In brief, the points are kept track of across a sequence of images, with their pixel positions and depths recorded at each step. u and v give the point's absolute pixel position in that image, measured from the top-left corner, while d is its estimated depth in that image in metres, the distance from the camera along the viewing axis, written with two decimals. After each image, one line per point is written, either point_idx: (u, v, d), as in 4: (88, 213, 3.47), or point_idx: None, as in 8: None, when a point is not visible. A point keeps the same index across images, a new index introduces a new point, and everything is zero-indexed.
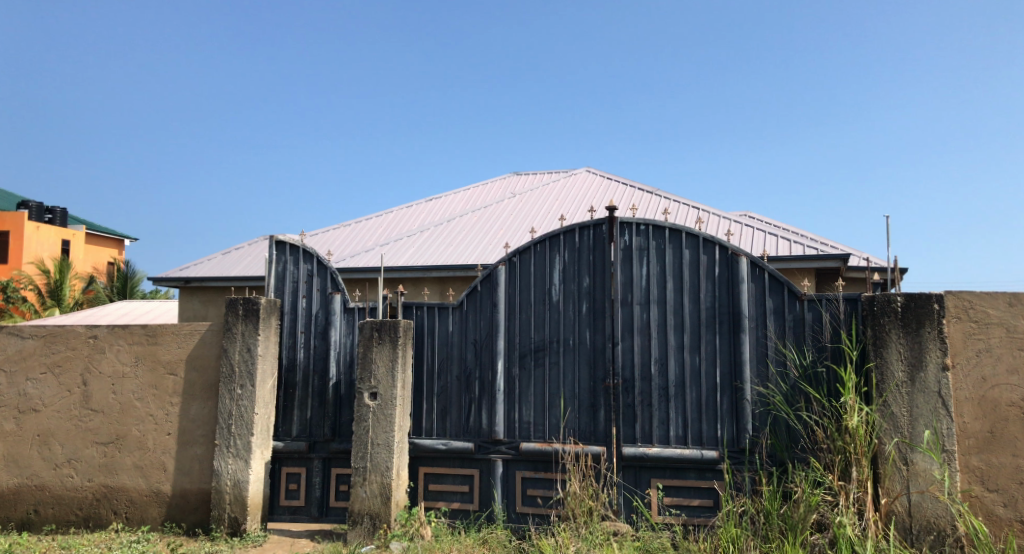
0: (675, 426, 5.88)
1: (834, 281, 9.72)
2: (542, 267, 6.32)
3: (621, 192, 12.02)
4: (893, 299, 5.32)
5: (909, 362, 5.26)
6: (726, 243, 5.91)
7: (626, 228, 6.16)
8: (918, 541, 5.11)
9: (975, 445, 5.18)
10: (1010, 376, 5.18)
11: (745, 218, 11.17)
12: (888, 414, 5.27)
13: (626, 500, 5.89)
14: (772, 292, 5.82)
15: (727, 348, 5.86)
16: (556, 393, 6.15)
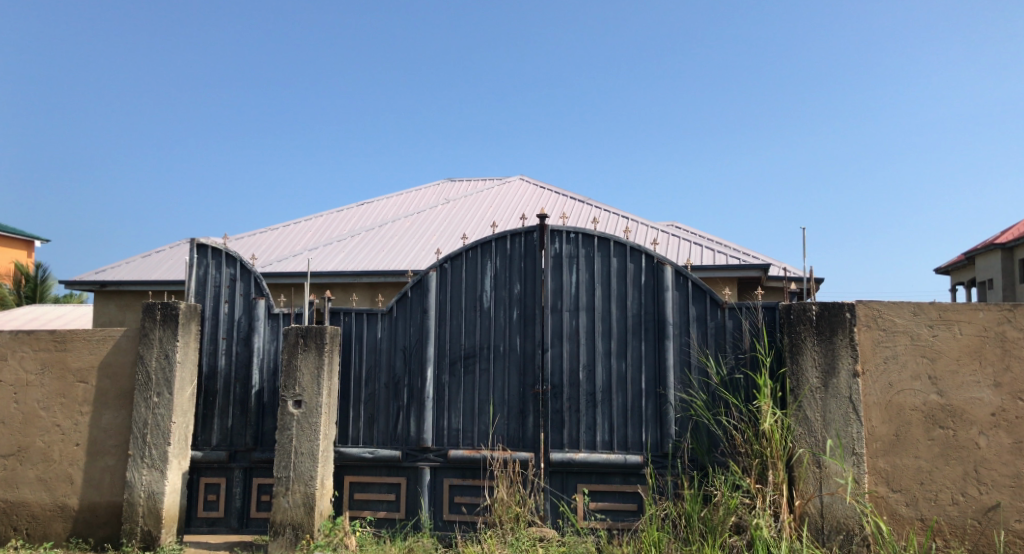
0: (602, 431, 5.95)
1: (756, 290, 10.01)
2: (473, 273, 6.32)
3: (553, 200, 12.12)
4: (809, 307, 5.51)
5: (822, 369, 5.45)
6: (652, 251, 6.02)
7: (557, 236, 6.22)
8: (829, 540, 5.29)
9: (881, 448, 5.39)
10: (914, 382, 5.41)
11: (673, 228, 11.41)
12: (803, 418, 5.45)
13: (553, 505, 5.93)
14: (695, 300, 5.94)
15: (652, 354, 5.96)
16: (485, 400, 6.16)
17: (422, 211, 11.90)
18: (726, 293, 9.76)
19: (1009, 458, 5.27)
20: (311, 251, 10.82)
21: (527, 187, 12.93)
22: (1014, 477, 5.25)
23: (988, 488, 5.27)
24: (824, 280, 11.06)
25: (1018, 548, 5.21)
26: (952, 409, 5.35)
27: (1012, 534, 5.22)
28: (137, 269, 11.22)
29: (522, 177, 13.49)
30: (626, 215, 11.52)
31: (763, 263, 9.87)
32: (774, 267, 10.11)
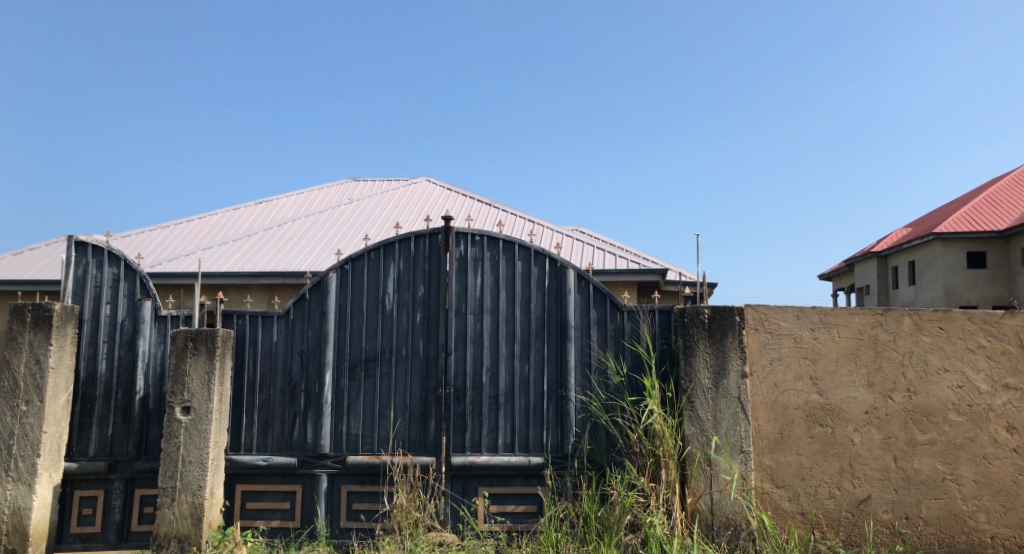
0: (503, 434, 5.93)
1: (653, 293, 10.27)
2: (376, 275, 6.19)
3: (459, 202, 12.09)
4: (702, 311, 5.64)
5: (713, 370, 5.59)
6: (555, 255, 6.03)
7: (461, 238, 6.15)
8: (718, 536, 5.44)
9: (767, 446, 5.57)
10: (797, 382, 5.61)
11: (576, 232, 11.58)
12: (695, 418, 5.58)
13: (453, 510, 5.86)
14: (595, 303, 6.00)
15: (554, 357, 5.98)
16: (386, 404, 6.05)
17: (325, 211, 11.65)
18: (626, 295, 9.90)
19: (880, 453, 5.56)
20: (206, 251, 10.44)
21: (433, 188, 12.85)
22: (883, 471, 5.55)
23: (861, 481, 5.54)
24: (717, 286, 11.44)
25: (885, 537, 5.52)
26: (831, 408, 5.60)
27: (879, 524, 5.53)
28: (11, 268, 10.56)
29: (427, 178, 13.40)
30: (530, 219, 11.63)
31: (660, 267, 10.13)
32: (671, 272, 10.39)
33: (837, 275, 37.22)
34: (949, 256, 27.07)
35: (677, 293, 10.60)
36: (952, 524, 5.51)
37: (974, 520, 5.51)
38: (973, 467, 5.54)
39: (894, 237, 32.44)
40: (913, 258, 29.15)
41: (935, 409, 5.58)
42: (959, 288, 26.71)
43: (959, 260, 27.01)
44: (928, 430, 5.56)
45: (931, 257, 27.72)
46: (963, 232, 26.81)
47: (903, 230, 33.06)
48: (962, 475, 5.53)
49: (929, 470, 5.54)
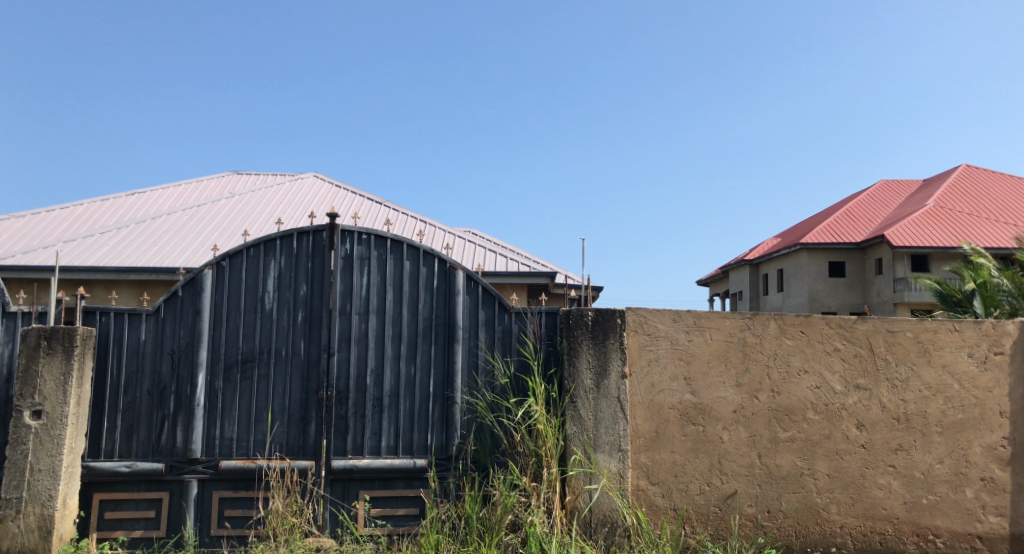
0: (387, 436, 5.81)
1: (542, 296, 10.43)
2: (255, 272, 5.94)
3: (347, 200, 11.84)
4: (585, 313, 5.74)
5: (595, 371, 5.70)
6: (444, 255, 5.95)
7: (347, 236, 5.97)
8: (596, 532, 5.55)
9: (643, 444, 5.73)
10: (673, 383, 5.79)
11: (466, 233, 11.58)
12: (577, 417, 5.68)
13: (332, 514, 5.70)
14: (484, 304, 5.97)
15: (441, 359, 5.90)
16: (263, 407, 5.82)
17: (204, 205, 11.14)
18: (515, 297, 10.02)
19: (746, 450, 5.81)
20: (66, 244, 9.78)
21: (321, 185, 12.52)
22: (749, 467, 5.80)
23: (728, 477, 5.78)
24: (601, 290, 11.72)
25: (749, 529, 5.78)
26: (702, 407, 5.80)
27: (744, 517, 5.78)
28: None
29: (316, 175, 13.04)
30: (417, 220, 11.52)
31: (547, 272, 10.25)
32: (560, 274, 10.54)
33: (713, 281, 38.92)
34: (812, 265, 28.75)
35: (563, 296, 10.76)
36: (808, 516, 5.81)
37: (826, 512, 5.82)
38: (828, 462, 5.86)
39: (765, 246, 34.23)
40: (781, 265, 30.84)
41: (795, 408, 5.87)
42: (823, 296, 28.47)
43: (822, 269, 28.76)
44: (789, 428, 5.85)
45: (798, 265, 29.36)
46: (828, 242, 28.52)
47: (773, 240, 34.94)
48: (818, 470, 5.85)
49: (789, 465, 5.83)
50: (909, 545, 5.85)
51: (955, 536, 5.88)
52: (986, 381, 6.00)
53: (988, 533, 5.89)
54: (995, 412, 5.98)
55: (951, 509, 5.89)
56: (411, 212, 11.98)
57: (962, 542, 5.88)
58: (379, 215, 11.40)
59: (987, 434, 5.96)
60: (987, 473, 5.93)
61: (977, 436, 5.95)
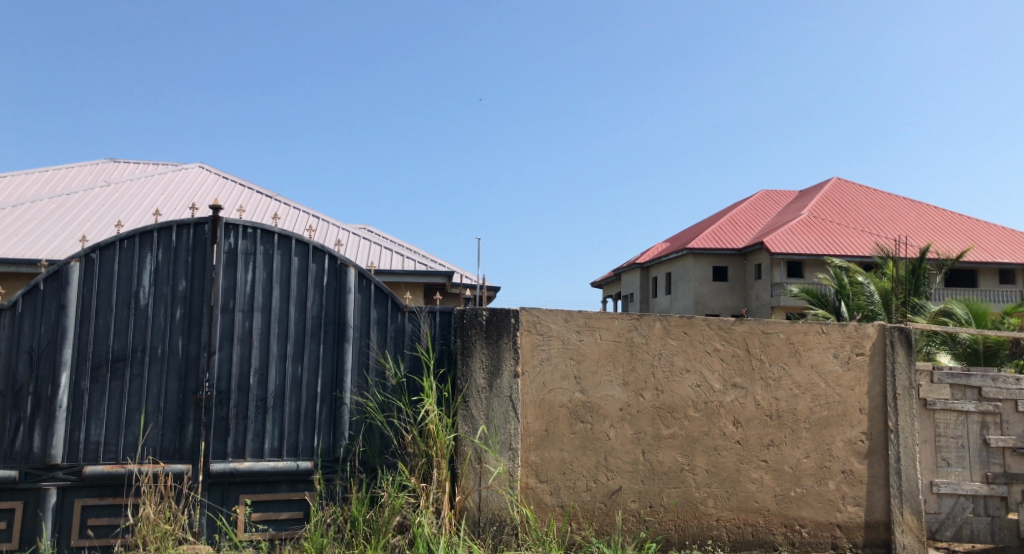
0: (271, 438, 5.60)
1: (437, 295, 10.46)
2: (129, 266, 5.60)
3: (234, 193, 11.39)
4: (480, 312, 5.78)
5: (488, 371, 5.75)
6: (335, 251, 5.80)
7: (231, 230, 5.71)
8: (484, 532, 5.61)
9: (534, 442, 5.83)
10: (563, 381, 5.91)
11: (361, 230, 11.41)
12: (469, 417, 5.72)
13: (209, 520, 5.45)
14: (376, 303, 5.85)
15: (330, 358, 5.75)
16: (135, 408, 5.50)
17: (75, 192, 10.45)
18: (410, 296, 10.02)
19: (631, 447, 5.98)
20: None
21: (207, 176, 11.99)
22: (633, 463, 5.97)
23: (614, 473, 5.93)
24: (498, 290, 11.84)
25: (632, 524, 5.94)
26: (591, 405, 5.94)
27: (628, 513, 5.94)
28: None
29: (202, 165, 12.47)
30: (310, 216, 11.26)
31: (442, 272, 10.25)
32: (456, 274, 10.60)
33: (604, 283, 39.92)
34: (698, 269, 29.88)
35: (458, 296, 10.84)
36: (687, 510, 6.03)
37: (703, 506, 6.06)
38: (706, 457, 6.10)
39: (652, 250, 35.42)
40: (669, 269, 31.95)
41: (677, 406, 6.09)
42: (706, 298, 29.68)
43: (706, 273, 29.96)
44: (672, 425, 6.06)
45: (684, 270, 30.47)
46: (709, 248, 29.74)
47: (661, 244, 36.20)
48: (697, 465, 6.08)
49: (670, 461, 6.04)
50: (778, 535, 6.16)
51: (819, 526, 6.24)
52: (849, 380, 6.40)
53: (847, 522, 6.28)
54: (855, 409, 6.39)
55: (816, 500, 6.24)
56: (304, 207, 11.70)
57: (825, 531, 6.24)
58: (268, 209, 11.08)
59: (848, 429, 6.37)
60: (847, 466, 6.32)
61: (839, 431, 6.35)
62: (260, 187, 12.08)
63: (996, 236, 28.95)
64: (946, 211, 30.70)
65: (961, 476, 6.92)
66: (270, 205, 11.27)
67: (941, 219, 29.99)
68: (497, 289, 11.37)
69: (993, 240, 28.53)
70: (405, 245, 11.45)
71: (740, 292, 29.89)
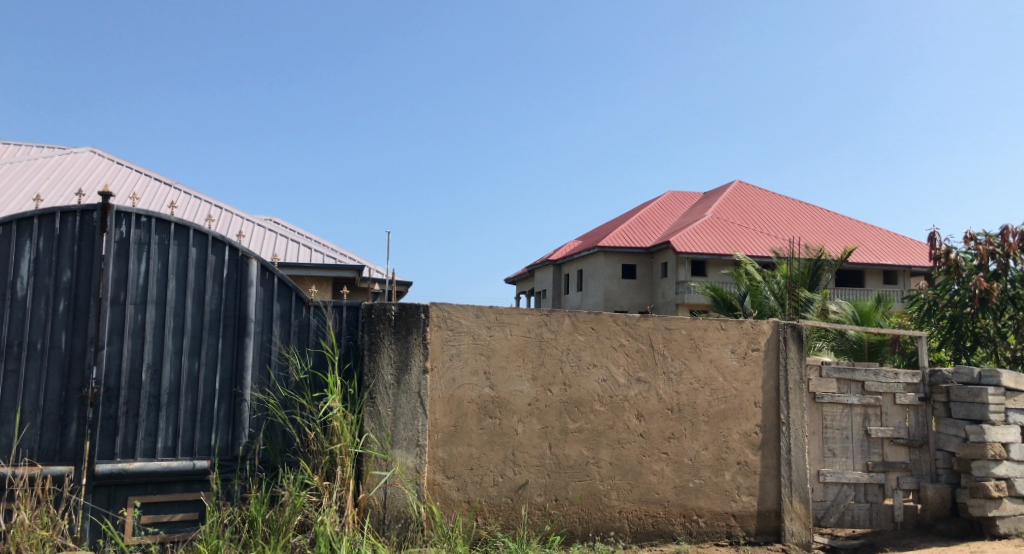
0: (164, 437, 5.32)
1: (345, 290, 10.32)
2: (6, 255, 5.20)
3: (128, 179, 10.83)
4: (388, 307, 5.70)
5: (396, 366, 5.68)
6: (236, 243, 5.56)
7: (123, 218, 5.38)
8: (388, 529, 5.53)
9: (441, 438, 5.78)
10: (473, 377, 5.89)
11: (267, 222, 11.09)
12: (375, 413, 5.63)
13: (93, 524, 5.14)
14: (279, 297, 5.65)
15: (230, 353, 5.51)
16: (11, 407, 5.13)
17: None
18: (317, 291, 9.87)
19: (538, 441, 6.00)
20: None
21: (98, 161, 11.30)
22: (540, 457, 6.00)
23: (520, 468, 5.94)
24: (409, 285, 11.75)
25: (537, 518, 5.97)
26: (499, 400, 5.93)
27: (533, 506, 5.96)
28: None
29: (93, 150, 11.73)
30: (212, 207, 10.82)
31: (351, 267, 10.04)
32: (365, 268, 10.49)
33: (517, 280, 40.17)
34: (608, 267, 30.43)
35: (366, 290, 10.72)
36: (591, 503, 6.10)
37: (607, 498, 6.15)
38: (611, 450, 6.19)
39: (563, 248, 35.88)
40: (581, 266, 32.42)
41: (584, 400, 6.15)
42: (619, 296, 30.24)
43: (617, 272, 30.55)
44: (578, 419, 6.12)
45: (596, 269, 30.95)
46: (620, 247, 30.29)
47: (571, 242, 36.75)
48: (601, 458, 6.16)
49: (576, 455, 6.09)
50: (677, 525, 6.31)
51: (715, 516, 6.43)
52: (745, 374, 6.63)
53: (741, 512, 6.50)
54: (751, 402, 6.62)
55: (712, 491, 6.43)
56: (206, 197, 11.22)
57: (721, 520, 6.44)
58: (166, 197, 10.60)
59: (743, 422, 6.58)
60: (742, 458, 6.54)
61: (735, 424, 6.56)
62: (158, 175, 11.50)
63: (876, 238, 30.72)
64: (832, 214, 32.35)
65: (845, 465, 7.28)
66: (169, 194, 10.73)
67: (827, 221, 31.58)
68: (408, 284, 11.32)
69: (874, 242, 30.25)
70: (312, 238, 11.17)
71: (647, 289, 30.53)
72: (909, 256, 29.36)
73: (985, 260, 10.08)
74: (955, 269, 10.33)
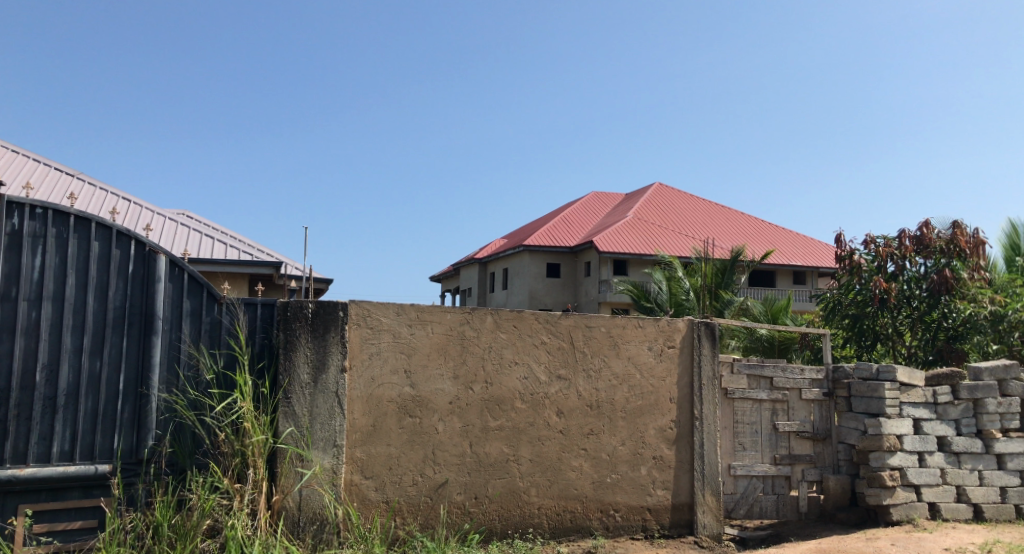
0: (60, 441, 4.99)
1: (260, 286, 10.02)
2: None
3: (25, 168, 10.20)
4: (305, 305, 5.54)
5: (313, 365, 5.52)
6: (143, 237, 5.28)
7: (15, 208, 5.00)
8: (303, 531, 5.36)
9: (360, 438, 5.65)
10: (393, 376, 5.77)
11: (178, 216, 10.66)
12: (291, 413, 5.45)
13: None
14: (190, 294, 5.41)
15: (135, 353, 5.23)
16: None
17: None
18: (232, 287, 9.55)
19: (458, 440, 5.93)
20: None
21: None
22: (460, 456, 5.93)
23: (440, 467, 5.87)
24: (330, 282, 11.52)
25: (456, 516, 5.90)
26: (420, 399, 5.84)
27: (452, 505, 5.89)
28: None
29: None
30: (119, 199, 10.31)
31: (269, 263, 9.74)
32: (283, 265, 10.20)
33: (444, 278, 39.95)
34: (533, 265, 30.59)
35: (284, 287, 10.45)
36: (510, 500, 6.07)
37: (526, 495, 6.13)
38: (531, 447, 6.18)
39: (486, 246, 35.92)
40: (505, 265, 32.52)
41: (505, 398, 6.11)
42: (540, 295, 30.53)
43: (542, 271, 30.70)
44: (499, 417, 6.08)
45: (519, 267, 31.11)
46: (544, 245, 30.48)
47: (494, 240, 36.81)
48: (521, 455, 6.14)
49: (496, 453, 6.05)
50: (594, 520, 6.36)
51: (631, 510, 6.50)
52: (661, 371, 6.71)
53: (656, 506, 6.58)
54: (666, 398, 6.71)
55: (629, 486, 6.50)
56: (111, 189, 10.69)
57: (636, 514, 6.51)
58: (67, 188, 10.04)
59: (659, 417, 6.66)
60: (658, 452, 6.62)
61: (652, 419, 6.64)
62: (60, 165, 10.88)
63: (783, 239, 31.87)
64: (742, 215, 33.40)
65: (754, 458, 7.50)
66: (70, 184, 10.16)
67: (738, 221, 32.58)
68: (327, 281, 11.09)
69: (782, 243, 31.37)
70: (227, 233, 10.78)
71: (570, 288, 30.85)
72: (815, 257, 30.57)
73: (884, 261, 10.55)
74: (857, 270, 10.77)
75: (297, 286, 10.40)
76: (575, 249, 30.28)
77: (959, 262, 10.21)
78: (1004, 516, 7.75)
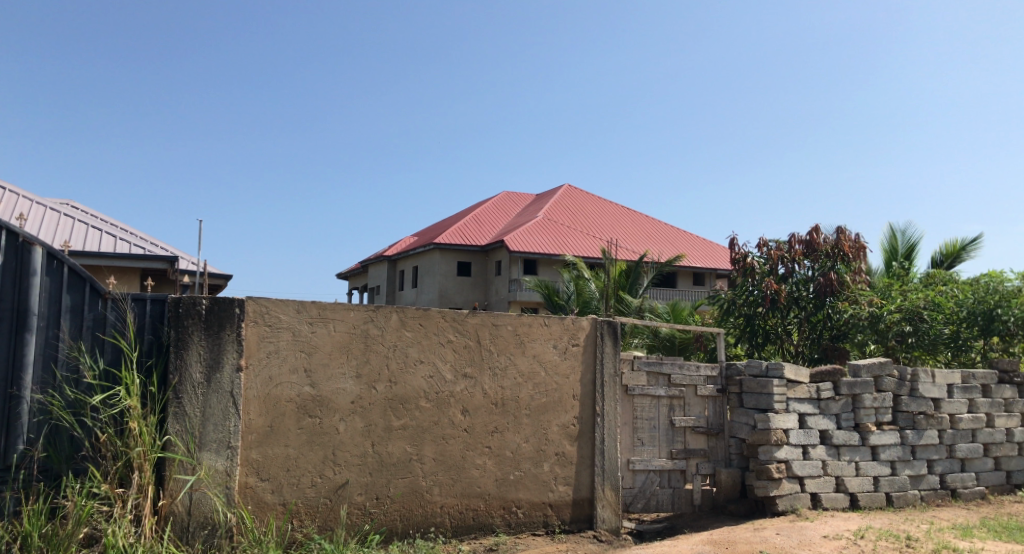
0: None
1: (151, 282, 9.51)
2: None
3: None
4: (199, 301, 5.26)
5: (206, 364, 5.25)
6: (16, 226, 4.85)
7: None
8: (192, 537, 5.08)
9: (256, 440, 5.41)
10: (292, 375, 5.56)
11: (60, 206, 9.98)
12: (181, 414, 5.16)
13: None
14: (70, 288, 5.05)
15: (5, 351, 4.78)
16: None
17: None
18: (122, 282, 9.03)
19: (360, 440, 5.77)
20: None
21: None
22: (361, 456, 5.76)
23: (341, 467, 5.69)
24: (228, 278, 11.07)
25: (356, 517, 5.74)
26: (320, 399, 5.64)
27: (352, 506, 5.72)
28: None
29: None
30: None
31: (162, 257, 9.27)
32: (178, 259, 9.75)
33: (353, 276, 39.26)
34: (444, 264, 30.37)
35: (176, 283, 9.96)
36: (412, 500, 5.95)
37: (429, 494, 6.03)
38: (434, 446, 6.07)
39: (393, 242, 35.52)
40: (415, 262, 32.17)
41: (409, 396, 5.98)
42: (451, 293, 30.38)
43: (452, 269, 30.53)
44: (402, 416, 5.94)
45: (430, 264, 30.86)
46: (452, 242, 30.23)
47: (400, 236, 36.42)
48: (425, 454, 6.03)
49: (399, 452, 5.92)
50: (496, 517, 6.31)
51: (533, 506, 6.49)
52: (564, 368, 6.72)
53: (557, 501, 6.59)
54: (569, 395, 6.73)
55: (531, 482, 6.48)
56: None
57: (538, 511, 6.50)
58: None
59: (562, 414, 6.67)
60: (560, 449, 6.63)
61: (555, 416, 6.64)
62: None
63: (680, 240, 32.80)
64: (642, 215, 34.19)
65: (651, 453, 7.64)
66: None
67: (637, 221, 33.34)
68: (224, 277, 10.65)
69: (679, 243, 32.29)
70: (115, 225, 10.18)
71: (481, 286, 30.80)
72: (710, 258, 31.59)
73: (776, 264, 10.99)
74: (750, 272, 11.14)
75: (193, 283, 9.95)
76: (484, 248, 30.22)
77: (843, 266, 10.73)
78: (875, 503, 8.20)
